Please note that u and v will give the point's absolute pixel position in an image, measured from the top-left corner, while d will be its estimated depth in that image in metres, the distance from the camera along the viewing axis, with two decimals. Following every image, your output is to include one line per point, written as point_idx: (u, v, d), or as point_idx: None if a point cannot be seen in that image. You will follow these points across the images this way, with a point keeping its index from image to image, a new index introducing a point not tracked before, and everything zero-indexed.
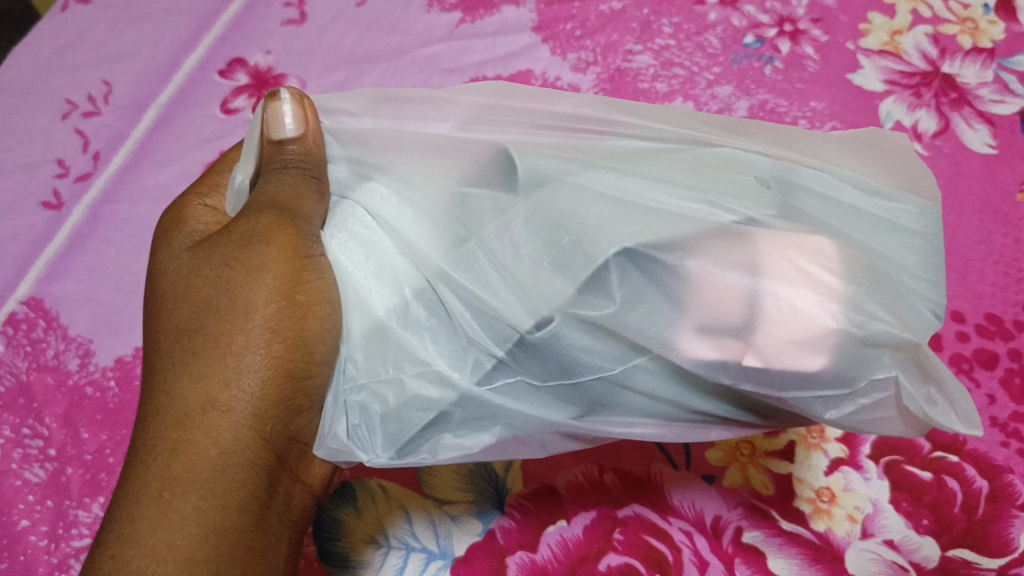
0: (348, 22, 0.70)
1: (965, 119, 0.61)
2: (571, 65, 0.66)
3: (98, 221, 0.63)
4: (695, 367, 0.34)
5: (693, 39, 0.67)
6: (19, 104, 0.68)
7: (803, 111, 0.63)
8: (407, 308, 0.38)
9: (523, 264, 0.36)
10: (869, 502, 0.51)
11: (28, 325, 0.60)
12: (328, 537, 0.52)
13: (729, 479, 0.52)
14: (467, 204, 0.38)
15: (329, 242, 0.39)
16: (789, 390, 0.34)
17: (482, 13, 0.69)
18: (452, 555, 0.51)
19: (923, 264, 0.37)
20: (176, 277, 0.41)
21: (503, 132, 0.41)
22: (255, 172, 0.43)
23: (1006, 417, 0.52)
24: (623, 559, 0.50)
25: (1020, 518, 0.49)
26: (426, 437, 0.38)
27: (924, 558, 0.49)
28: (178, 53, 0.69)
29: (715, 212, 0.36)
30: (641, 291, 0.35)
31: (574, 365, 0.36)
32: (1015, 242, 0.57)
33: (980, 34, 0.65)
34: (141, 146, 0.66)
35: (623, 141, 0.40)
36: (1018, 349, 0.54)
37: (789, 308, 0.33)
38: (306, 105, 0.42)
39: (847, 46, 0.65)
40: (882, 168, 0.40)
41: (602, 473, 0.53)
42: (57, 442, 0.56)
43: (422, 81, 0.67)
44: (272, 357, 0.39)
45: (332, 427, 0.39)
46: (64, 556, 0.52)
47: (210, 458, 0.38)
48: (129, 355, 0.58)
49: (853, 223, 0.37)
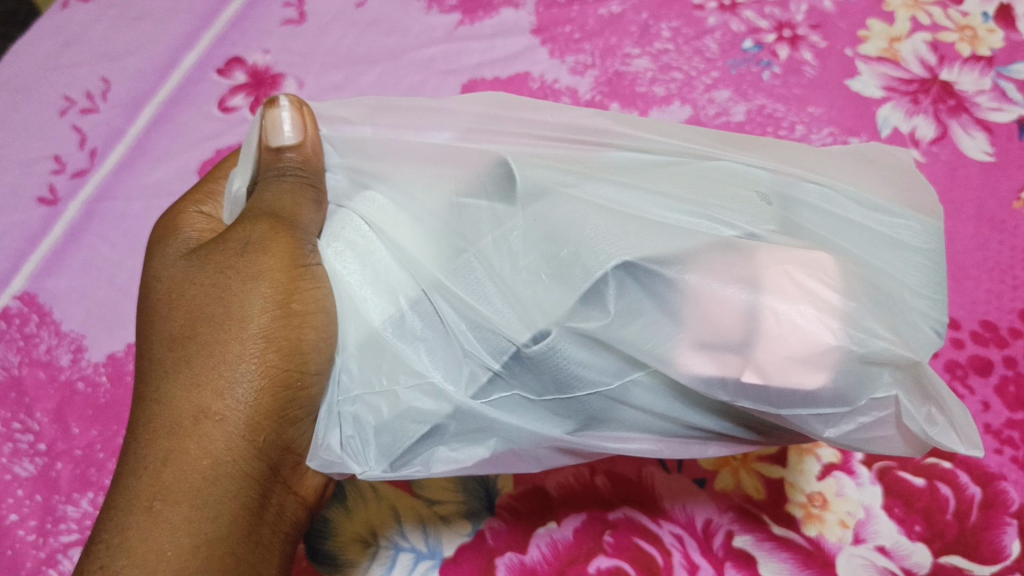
0: (347, 23, 0.69)
1: (963, 127, 0.61)
2: (569, 67, 0.66)
3: (93, 217, 0.63)
4: (694, 383, 0.34)
5: (692, 44, 0.66)
6: (15, 100, 0.67)
7: (801, 116, 0.63)
8: (402, 318, 0.37)
9: (521, 276, 0.36)
10: (860, 507, 0.51)
11: (20, 319, 0.59)
12: (317, 536, 0.51)
13: (720, 482, 0.52)
14: (466, 215, 0.38)
15: (324, 250, 0.39)
16: (789, 407, 0.34)
17: (481, 15, 0.68)
18: (441, 556, 0.51)
19: (923, 280, 0.37)
20: (170, 284, 0.41)
21: (501, 143, 0.40)
22: (252, 180, 0.43)
23: (1000, 424, 0.52)
24: (612, 561, 0.50)
25: (1011, 525, 0.50)
26: (420, 449, 0.38)
27: (915, 565, 0.49)
28: (175, 52, 0.68)
29: (714, 226, 0.36)
30: (638, 305, 0.34)
31: (571, 380, 0.36)
32: (1011, 250, 0.57)
33: (979, 41, 0.65)
34: (136, 142, 0.65)
35: (621, 153, 0.40)
36: (1013, 357, 0.54)
37: (788, 324, 0.33)
38: (305, 113, 0.42)
39: (846, 53, 0.65)
40: (883, 183, 0.40)
41: (594, 476, 0.53)
42: (47, 437, 0.55)
43: (419, 83, 0.66)
44: (266, 367, 0.38)
45: (327, 438, 0.38)
46: (52, 551, 0.52)
47: (201, 468, 0.37)
48: (122, 352, 0.58)
49: (854, 239, 0.37)
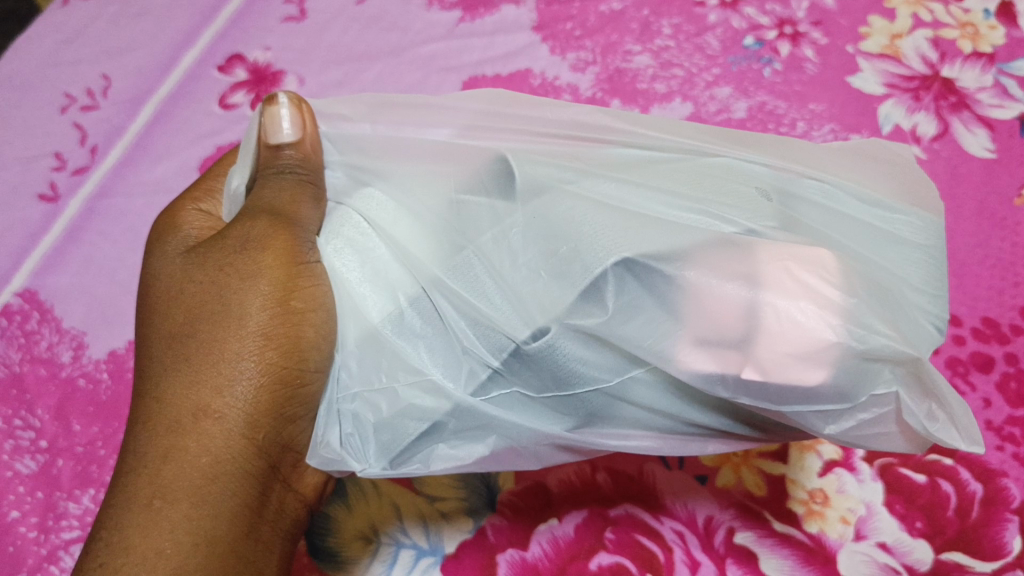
0: (347, 20, 0.69)
1: (965, 123, 0.61)
2: (570, 64, 0.66)
3: (94, 214, 0.63)
4: (694, 380, 0.34)
5: (693, 40, 0.66)
6: (15, 97, 0.67)
7: (802, 113, 0.63)
8: (402, 315, 0.37)
9: (521, 273, 0.36)
10: (862, 504, 0.51)
11: (21, 316, 0.59)
12: (318, 532, 0.51)
13: (722, 479, 0.52)
14: (465, 212, 0.38)
15: (323, 248, 0.39)
16: (789, 404, 0.34)
17: (481, 12, 0.68)
18: (442, 552, 0.51)
19: (923, 277, 0.37)
20: (169, 282, 0.41)
21: (501, 139, 0.40)
22: (252, 177, 0.43)
23: (1002, 421, 0.52)
24: (614, 558, 0.50)
25: (1013, 521, 0.49)
26: (419, 446, 0.38)
27: (917, 561, 0.49)
28: (175, 49, 0.68)
29: (715, 223, 0.36)
30: (638, 301, 0.34)
31: (571, 377, 0.36)
32: (1013, 246, 0.57)
33: (980, 38, 0.64)
34: (136, 139, 0.65)
35: (622, 150, 0.40)
36: (1015, 353, 0.54)
37: (788, 320, 0.32)
38: (304, 110, 0.42)
39: (847, 50, 0.65)
40: (884, 180, 0.40)
41: (594, 473, 0.53)
42: (49, 434, 0.55)
43: (420, 80, 0.66)
44: (266, 364, 0.38)
45: (326, 435, 0.38)
46: (53, 548, 0.52)
47: (201, 466, 0.37)
48: (122, 348, 0.58)
49: (854, 236, 0.37)
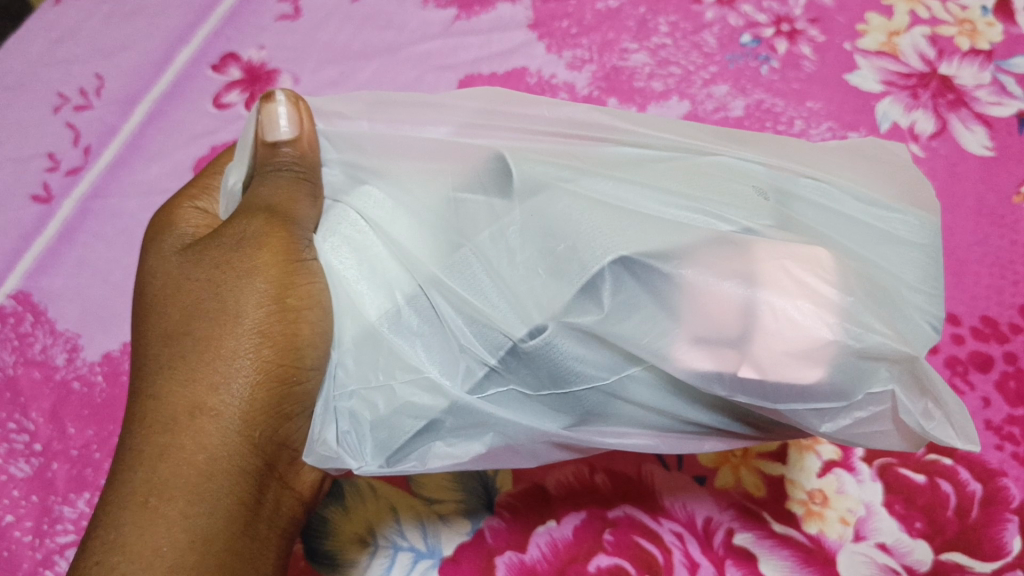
0: (343, 18, 0.69)
1: (962, 121, 0.61)
2: (566, 62, 0.66)
3: (87, 215, 0.63)
4: (691, 378, 0.34)
5: (690, 38, 0.66)
6: (8, 97, 0.67)
7: (800, 111, 0.63)
8: (398, 313, 0.37)
9: (518, 271, 0.36)
10: (861, 504, 0.51)
11: (15, 318, 0.59)
12: (316, 535, 0.51)
13: (721, 480, 0.52)
14: (462, 210, 0.38)
15: (320, 245, 0.39)
16: (785, 402, 0.34)
17: (478, 10, 0.68)
18: (441, 555, 0.51)
19: (920, 277, 0.37)
20: (165, 280, 0.41)
21: (498, 139, 0.40)
22: (248, 175, 0.42)
23: (1001, 420, 0.52)
24: (612, 559, 0.50)
25: (1013, 521, 0.49)
26: (417, 444, 0.38)
27: (916, 561, 0.49)
28: (170, 47, 0.68)
29: (711, 221, 0.36)
30: (634, 300, 0.34)
31: (568, 375, 0.36)
32: (1011, 245, 0.57)
33: (978, 36, 0.64)
34: (132, 139, 0.65)
35: (619, 148, 0.40)
36: (1014, 352, 0.54)
37: (785, 319, 0.32)
38: (300, 107, 0.41)
39: (844, 47, 0.65)
40: (881, 180, 0.40)
41: (593, 474, 0.53)
42: (43, 437, 0.55)
43: (415, 79, 0.66)
44: (262, 362, 0.38)
45: (322, 433, 0.38)
46: (48, 552, 0.52)
47: (197, 464, 0.37)
48: (117, 350, 0.58)
49: (851, 235, 0.37)
